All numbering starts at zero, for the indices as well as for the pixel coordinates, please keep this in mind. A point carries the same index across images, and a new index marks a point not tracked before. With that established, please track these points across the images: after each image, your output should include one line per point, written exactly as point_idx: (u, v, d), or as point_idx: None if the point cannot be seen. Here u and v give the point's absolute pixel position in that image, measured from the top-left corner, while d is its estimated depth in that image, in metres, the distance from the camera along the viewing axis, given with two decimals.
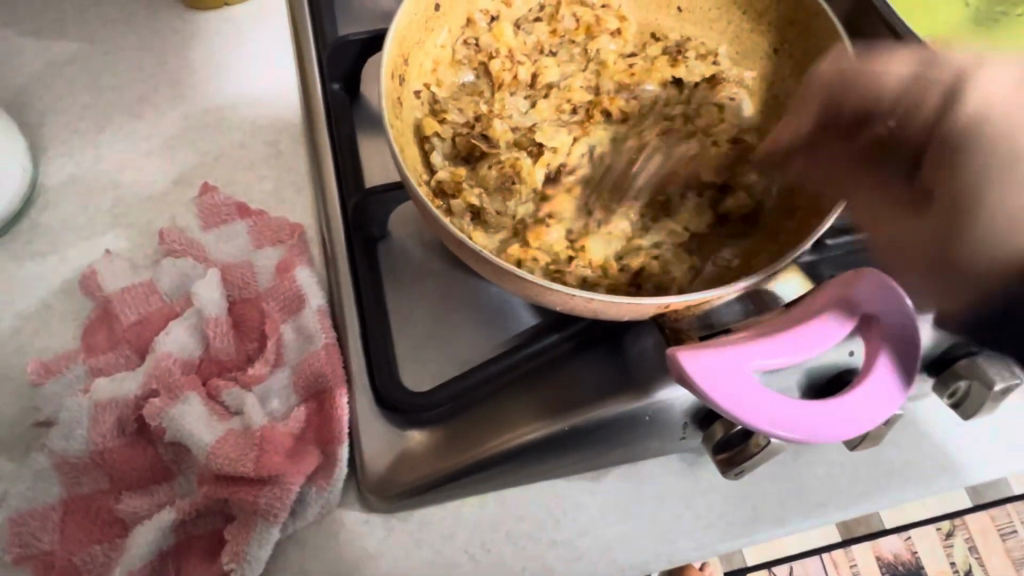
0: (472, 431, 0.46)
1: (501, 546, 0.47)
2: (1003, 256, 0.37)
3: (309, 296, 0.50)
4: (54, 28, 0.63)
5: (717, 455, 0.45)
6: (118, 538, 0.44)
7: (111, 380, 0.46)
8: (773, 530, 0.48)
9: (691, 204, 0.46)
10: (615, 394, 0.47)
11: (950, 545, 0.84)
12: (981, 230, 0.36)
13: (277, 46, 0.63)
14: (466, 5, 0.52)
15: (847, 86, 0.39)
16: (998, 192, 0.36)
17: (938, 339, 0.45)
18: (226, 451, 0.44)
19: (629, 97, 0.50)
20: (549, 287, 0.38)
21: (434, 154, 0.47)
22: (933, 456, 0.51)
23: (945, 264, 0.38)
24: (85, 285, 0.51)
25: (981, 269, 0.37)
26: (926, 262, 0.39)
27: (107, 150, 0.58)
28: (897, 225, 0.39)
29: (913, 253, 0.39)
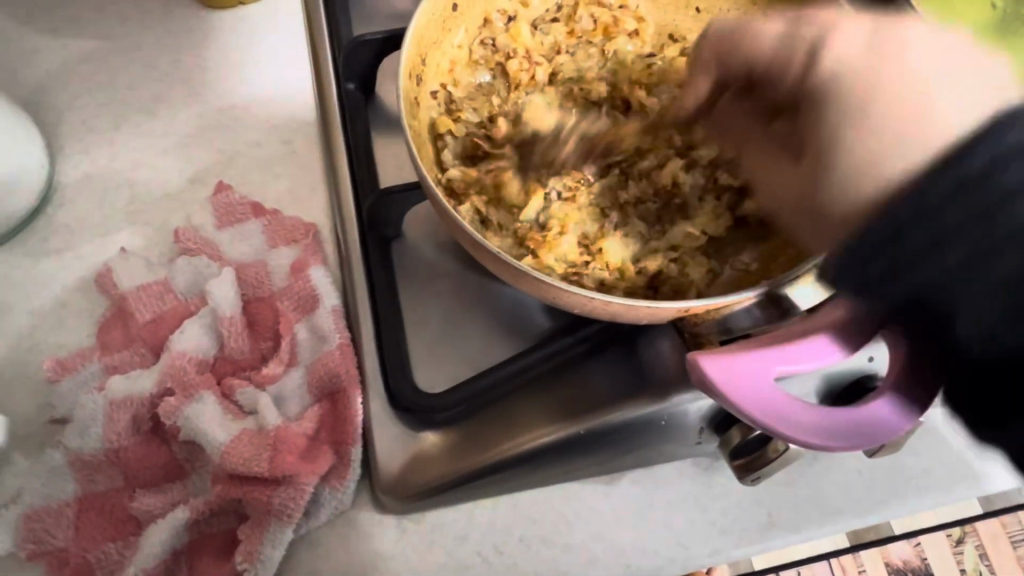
0: (487, 433, 0.46)
1: (514, 548, 0.46)
2: (860, 204, 0.34)
3: (323, 296, 0.50)
4: (70, 26, 0.63)
5: (734, 461, 0.45)
6: (132, 536, 0.44)
7: (125, 379, 0.46)
8: (789, 537, 0.48)
9: (709, 207, 0.46)
10: (631, 397, 0.46)
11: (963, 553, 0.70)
12: (841, 172, 0.35)
13: (291, 45, 0.63)
14: (483, 5, 0.52)
15: (727, 43, 0.40)
16: (852, 138, 0.35)
17: None
18: (240, 450, 0.44)
19: (646, 97, 0.50)
20: (567, 290, 0.38)
21: (446, 152, 0.47)
22: (951, 464, 0.50)
23: (814, 218, 0.37)
24: (100, 283, 0.52)
25: (839, 219, 0.35)
26: (801, 223, 0.38)
27: (122, 148, 0.58)
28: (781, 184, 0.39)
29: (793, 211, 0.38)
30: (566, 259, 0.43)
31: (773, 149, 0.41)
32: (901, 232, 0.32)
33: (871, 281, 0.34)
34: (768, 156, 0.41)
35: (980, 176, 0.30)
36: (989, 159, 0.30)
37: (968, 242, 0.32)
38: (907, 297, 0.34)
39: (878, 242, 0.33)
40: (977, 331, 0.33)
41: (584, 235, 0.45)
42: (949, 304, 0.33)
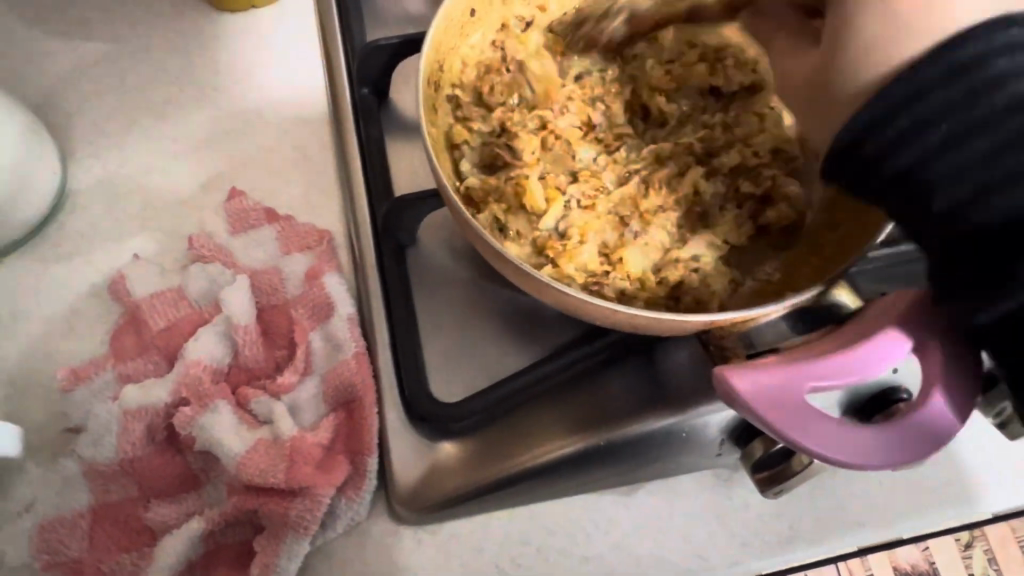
0: (505, 443, 0.46)
1: (530, 559, 0.46)
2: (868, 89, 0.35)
3: (338, 304, 0.50)
4: (82, 29, 0.63)
5: (757, 474, 0.44)
6: (147, 547, 0.43)
7: (139, 388, 0.46)
8: (810, 550, 0.47)
9: (732, 215, 0.45)
10: (650, 408, 0.46)
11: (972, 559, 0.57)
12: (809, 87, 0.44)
13: (304, 48, 0.63)
14: (501, 9, 0.51)
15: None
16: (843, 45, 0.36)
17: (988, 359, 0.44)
18: (256, 461, 0.43)
19: (667, 103, 0.49)
20: (590, 302, 0.37)
21: (463, 162, 0.47)
22: (973, 475, 0.50)
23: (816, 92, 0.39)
24: (113, 290, 0.51)
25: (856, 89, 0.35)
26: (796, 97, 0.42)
27: (134, 152, 0.58)
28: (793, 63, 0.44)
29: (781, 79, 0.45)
30: (586, 268, 0.43)
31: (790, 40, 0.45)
32: (918, 96, 0.33)
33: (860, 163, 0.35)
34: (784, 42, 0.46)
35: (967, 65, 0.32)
36: (982, 52, 0.31)
37: (953, 116, 0.32)
38: (901, 167, 0.34)
39: (880, 117, 0.34)
40: (953, 203, 0.33)
41: (604, 244, 0.44)
42: (924, 183, 0.34)
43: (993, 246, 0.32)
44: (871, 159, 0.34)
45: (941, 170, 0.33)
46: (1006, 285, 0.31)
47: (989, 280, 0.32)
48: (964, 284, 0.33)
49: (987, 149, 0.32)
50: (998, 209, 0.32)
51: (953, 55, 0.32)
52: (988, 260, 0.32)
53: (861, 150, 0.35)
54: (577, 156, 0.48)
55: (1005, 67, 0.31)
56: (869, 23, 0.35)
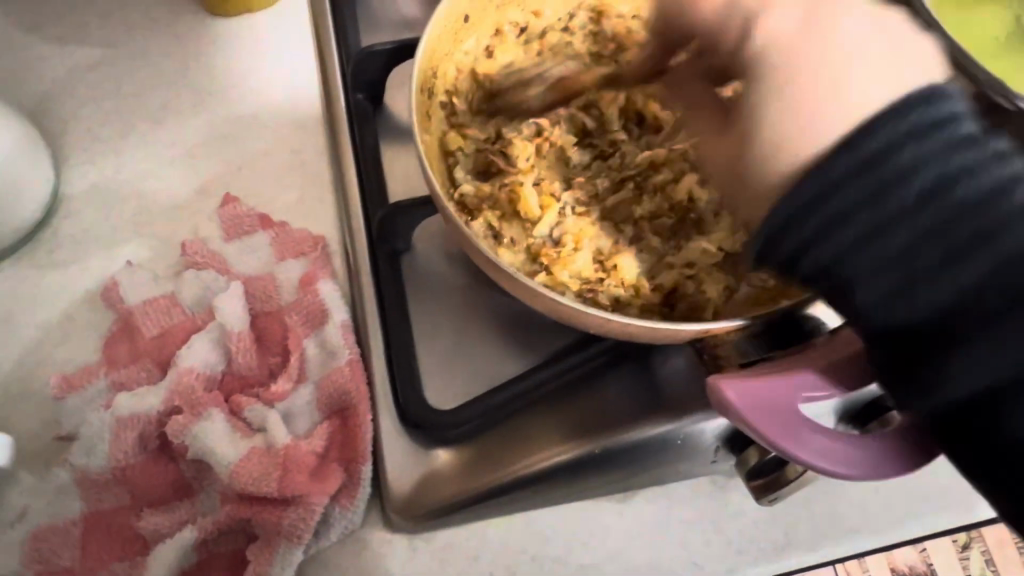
0: (499, 450, 0.46)
1: (526, 568, 0.46)
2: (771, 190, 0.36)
3: (332, 310, 0.50)
4: (77, 34, 0.63)
5: (752, 481, 0.44)
6: (139, 556, 0.43)
7: (132, 396, 0.46)
8: (806, 557, 0.47)
9: None
10: (646, 415, 0.46)
11: None
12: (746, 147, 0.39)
13: (298, 53, 0.63)
14: (495, 15, 0.50)
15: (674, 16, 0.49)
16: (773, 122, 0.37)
17: None
18: (249, 469, 0.43)
19: (661, 109, 0.50)
20: (584, 311, 0.37)
21: (457, 169, 0.46)
22: (971, 481, 0.50)
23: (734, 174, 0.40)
24: (106, 296, 0.51)
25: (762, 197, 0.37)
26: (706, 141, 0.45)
27: (128, 158, 0.58)
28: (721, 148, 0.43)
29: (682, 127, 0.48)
30: (581, 276, 0.43)
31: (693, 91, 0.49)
32: (831, 187, 0.32)
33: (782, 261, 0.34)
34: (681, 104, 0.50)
35: (873, 161, 0.31)
36: (884, 145, 0.31)
37: (868, 211, 0.31)
38: (814, 266, 0.33)
39: (793, 213, 0.33)
40: (886, 295, 0.31)
41: (598, 251, 0.44)
42: (847, 277, 0.32)
43: (931, 333, 0.30)
44: (794, 257, 0.34)
45: (862, 265, 0.32)
46: (929, 389, 0.30)
47: (908, 377, 0.31)
48: (904, 375, 0.31)
49: (909, 239, 0.30)
50: (933, 300, 0.30)
51: (863, 145, 0.32)
52: (934, 343, 0.30)
53: (802, 253, 0.34)
54: (572, 162, 0.47)
55: (923, 152, 0.31)
56: (774, 107, 0.38)
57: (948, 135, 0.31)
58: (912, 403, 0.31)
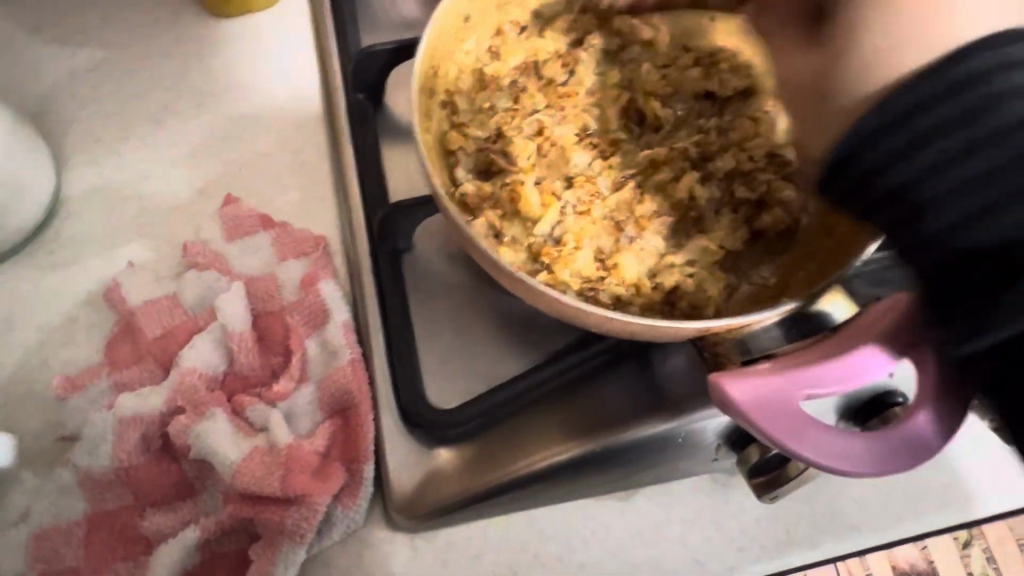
0: (502, 449, 0.46)
1: (529, 566, 0.46)
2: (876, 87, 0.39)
3: (334, 310, 0.50)
4: (78, 35, 0.63)
5: (753, 479, 0.44)
6: (143, 556, 0.43)
7: (134, 396, 0.46)
8: (808, 554, 0.47)
9: (727, 219, 0.45)
10: (646, 414, 0.46)
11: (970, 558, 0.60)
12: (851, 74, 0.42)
13: (298, 52, 0.63)
14: (496, 15, 0.50)
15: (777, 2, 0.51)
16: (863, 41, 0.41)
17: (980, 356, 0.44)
18: (252, 469, 0.43)
19: (661, 107, 0.49)
20: (586, 309, 0.37)
21: (458, 168, 0.46)
22: (971, 479, 0.50)
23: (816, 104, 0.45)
24: (108, 297, 0.51)
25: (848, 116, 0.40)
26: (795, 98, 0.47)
27: (129, 159, 0.58)
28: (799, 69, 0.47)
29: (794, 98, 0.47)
30: (582, 274, 0.43)
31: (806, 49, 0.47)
32: (908, 116, 0.35)
33: (857, 184, 0.36)
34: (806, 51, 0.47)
35: (968, 80, 0.33)
36: (985, 68, 0.33)
37: (960, 136, 0.33)
38: (900, 180, 0.34)
39: (883, 125, 0.36)
40: (951, 224, 0.33)
41: (599, 249, 0.44)
42: (921, 198, 0.34)
43: (1000, 271, 0.33)
44: (883, 181, 0.35)
45: (935, 190, 0.34)
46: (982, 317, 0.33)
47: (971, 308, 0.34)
48: (959, 304, 0.34)
49: (982, 169, 0.33)
50: (995, 230, 0.32)
51: (956, 68, 0.34)
52: (994, 275, 0.33)
53: (869, 182, 0.36)
54: (573, 162, 0.47)
55: (1010, 86, 0.32)
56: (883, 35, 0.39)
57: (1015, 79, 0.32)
58: (956, 342, 0.35)
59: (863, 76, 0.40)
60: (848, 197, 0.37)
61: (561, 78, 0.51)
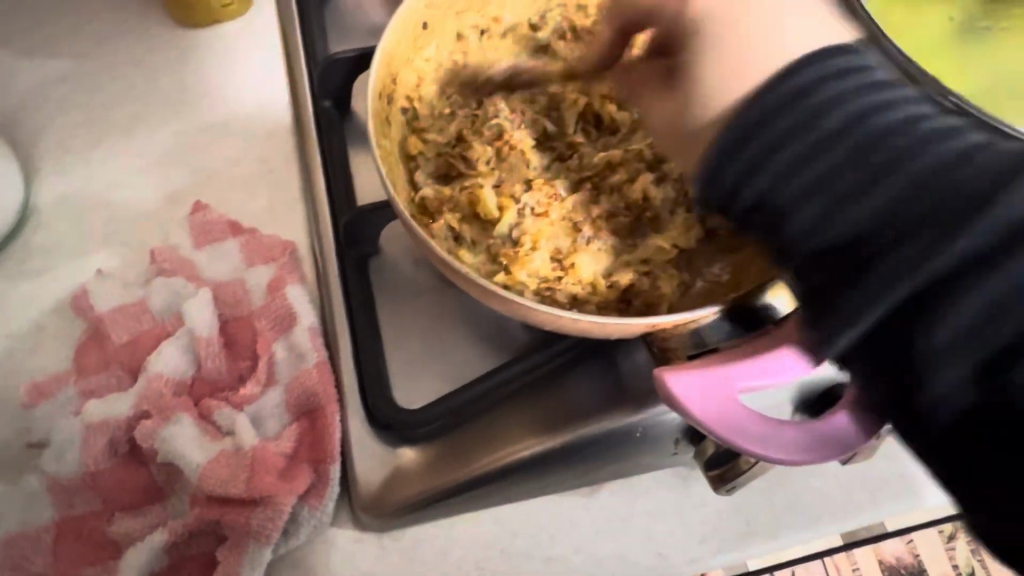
0: (466, 448, 0.46)
1: (494, 563, 0.46)
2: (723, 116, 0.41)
3: (300, 314, 0.50)
4: (47, 47, 0.63)
5: (709, 472, 0.46)
6: (111, 560, 0.44)
7: (103, 402, 0.46)
8: (768, 544, 0.48)
9: (680, 218, 0.46)
10: (608, 410, 0.47)
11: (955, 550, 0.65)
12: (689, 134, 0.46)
13: (268, 61, 0.64)
14: (456, 22, 0.51)
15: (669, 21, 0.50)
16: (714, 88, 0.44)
17: None
18: (218, 471, 0.44)
19: (618, 109, 0.50)
20: (537, 308, 0.38)
21: (419, 173, 0.47)
22: (927, 468, 0.51)
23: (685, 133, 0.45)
24: (77, 305, 0.51)
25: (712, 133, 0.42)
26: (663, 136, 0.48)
27: (98, 168, 0.58)
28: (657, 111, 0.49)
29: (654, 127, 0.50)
30: (539, 275, 0.44)
31: (658, 88, 0.50)
32: (761, 130, 0.35)
33: (733, 196, 0.36)
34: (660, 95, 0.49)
35: (800, 94, 0.35)
36: (809, 83, 0.35)
37: (802, 140, 0.34)
38: (754, 194, 0.35)
39: (736, 139, 0.36)
40: (809, 227, 0.32)
41: (557, 249, 0.45)
42: (781, 203, 0.34)
43: (850, 258, 0.30)
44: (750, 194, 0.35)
45: (791, 191, 0.33)
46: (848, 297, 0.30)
47: (833, 291, 0.31)
48: (823, 292, 0.31)
49: (832, 161, 0.32)
50: (854, 217, 0.31)
51: (796, 78, 0.36)
52: (859, 262, 0.30)
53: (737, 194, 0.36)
54: (532, 165, 0.48)
55: (832, 92, 0.34)
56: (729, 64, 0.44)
57: (850, 82, 0.35)
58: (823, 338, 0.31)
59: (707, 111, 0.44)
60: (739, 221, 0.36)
61: (516, 87, 0.52)
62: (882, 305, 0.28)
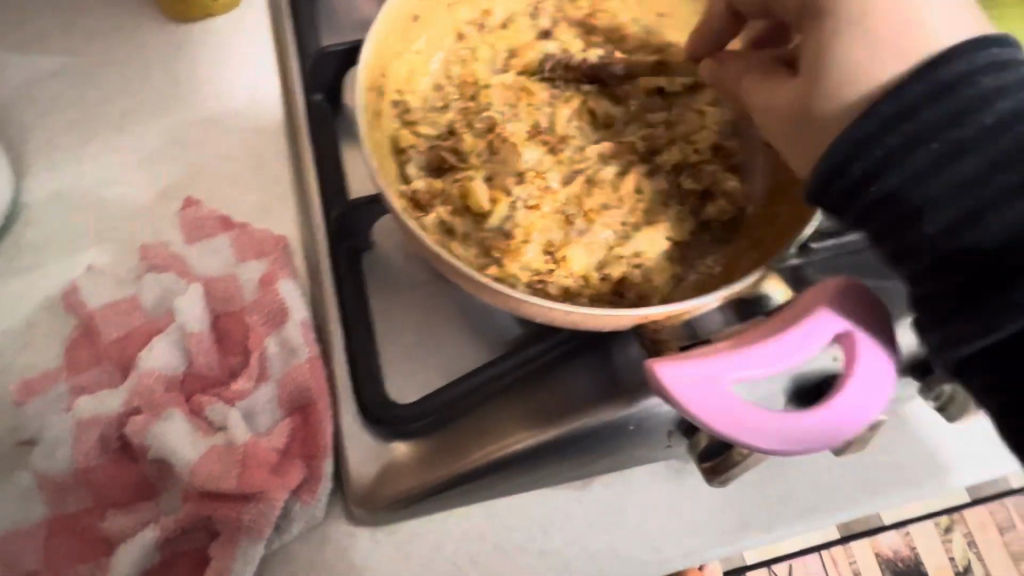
0: (459, 442, 0.46)
1: (488, 556, 0.46)
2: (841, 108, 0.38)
3: (292, 310, 0.50)
4: (36, 43, 0.63)
5: (702, 464, 0.46)
6: (103, 556, 0.44)
7: (94, 398, 0.46)
8: (762, 536, 0.48)
9: (673, 211, 0.46)
10: (603, 403, 0.46)
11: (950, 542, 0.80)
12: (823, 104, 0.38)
13: (260, 56, 0.63)
14: (450, 20, 0.52)
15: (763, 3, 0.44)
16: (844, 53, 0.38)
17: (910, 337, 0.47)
18: (210, 467, 0.44)
19: (613, 101, 0.50)
20: (528, 301, 0.38)
21: (410, 166, 0.47)
22: (922, 459, 0.51)
23: (808, 121, 0.39)
24: (68, 301, 0.51)
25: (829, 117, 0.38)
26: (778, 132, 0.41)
27: (89, 164, 0.58)
28: (770, 92, 0.41)
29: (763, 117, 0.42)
30: (530, 267, 0.44)
31: (760, 74, 0.42)
32: (892, 125, 0.36)
33: (853, 193, 0.37)
34: (761, 79, 0.42)
35: (950, 85, 0.35)
36: (965, 71, 0.35)
37: (937, 140, 0.35)
38: (883, 190, 0.36)
39: (869, 132, 0.36)
40: (958, 215, 0.35)
41: (548, 243, 0.45)
42: (916, 202, 0.35)
43: (983, 271, 0.34)
44: (869, 181, 0.36)
45: (934, 191, 0.35)
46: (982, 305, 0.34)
47: (965, 297, 0.35)
48: (958, 314, 0.35)
49: (977, 166, 0.34)
50: (995, 228, 0.34)
51: (944, 70, 0.35)
52: (981, 276, 0.34)
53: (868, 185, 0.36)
54: (523, 158, 0.48)
55: (988, 85, 0.35)
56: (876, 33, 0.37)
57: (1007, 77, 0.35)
58: (948, 346, 0.35)
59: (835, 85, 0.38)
60: (856, 216, 0.37)
61: (510, 76, 0.51)
62: (1012, 324, 0.33)
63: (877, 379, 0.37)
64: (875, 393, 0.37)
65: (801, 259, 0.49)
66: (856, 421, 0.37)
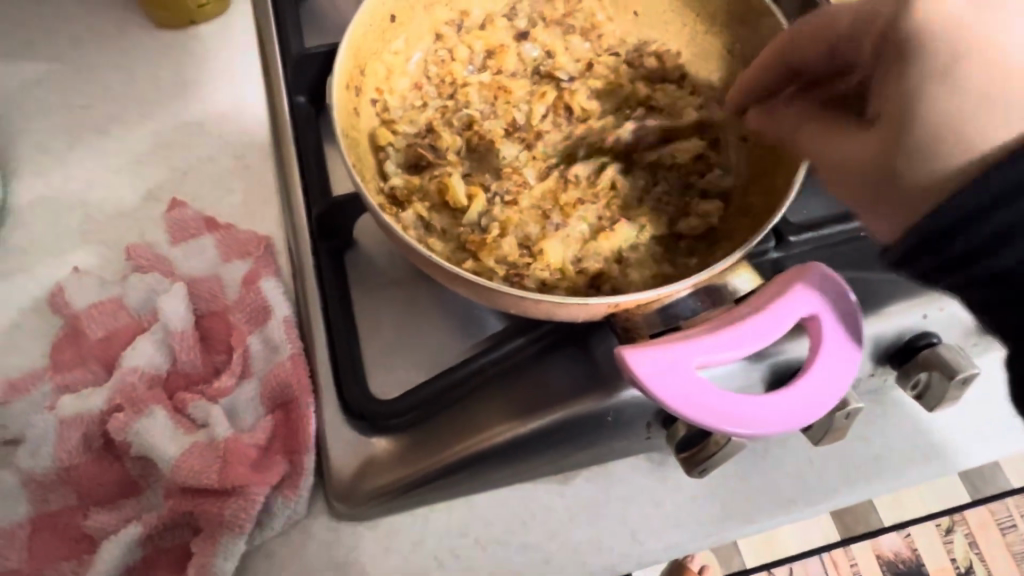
0: (437, 436, 0.46)
1: (469, 550, 0.47)
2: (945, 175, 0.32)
3: (274, 308, 0.50)
4: (26, 50, 0.64)
5: (679, 454, 0.46)
6: (86, 554, 0.44)
7: (77, 398, 0.47)
8: (743, 528, 0.48)
9: (648, 207, 0.47)
10: (582, 394, 0.46)
11: (951, 541, 0.88)
12: (915, 147, 0.33)
13: (245, 61, 0.64)
14: (429, 21, 0.53)
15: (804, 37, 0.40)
16: (935, 97, 0.32)
17: (885, 327, 0.47)
18: (190, 463, 0.44)
19: (590, 96, 0.51)
20: (500, 291, 0.39)
21: (388, 163, 0.48)
22: (904, 449, 0.51)
23: (887, 179, 0.35)
24: (53, 303, 0.52)
25: (922, 187, 0.33)
26: (871, 184, 0.36)
27: (77, 168, 0.59)
28: (841, 146, 0.37)
29: (835, 169, 0.37)
30: (507, 261, 0.44)
31: (822, 129, 0.39)
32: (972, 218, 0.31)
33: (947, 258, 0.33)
34: (825, 135, 0.39)
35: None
36: None
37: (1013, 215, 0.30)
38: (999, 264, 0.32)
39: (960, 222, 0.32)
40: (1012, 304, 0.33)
41: (525, 237, 0.45)
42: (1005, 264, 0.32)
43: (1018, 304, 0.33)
44: (970, 257, 0.32)
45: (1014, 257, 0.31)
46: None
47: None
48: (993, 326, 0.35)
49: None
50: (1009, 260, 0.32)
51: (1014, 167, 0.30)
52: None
53: (937, 246, 0.33)
54: (501, 154, 0.49)
55: None
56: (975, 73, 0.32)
57: None
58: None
59: (926, 146, 0.33)
60: (916, 271, 0.35)
61: (487, 76, 0.52)
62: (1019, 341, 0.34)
63: (848, 359, 0.39)
64: (847, 373, 0.38)
65: (779, 252, 0.49)
66: (828, 403, 0.38)
